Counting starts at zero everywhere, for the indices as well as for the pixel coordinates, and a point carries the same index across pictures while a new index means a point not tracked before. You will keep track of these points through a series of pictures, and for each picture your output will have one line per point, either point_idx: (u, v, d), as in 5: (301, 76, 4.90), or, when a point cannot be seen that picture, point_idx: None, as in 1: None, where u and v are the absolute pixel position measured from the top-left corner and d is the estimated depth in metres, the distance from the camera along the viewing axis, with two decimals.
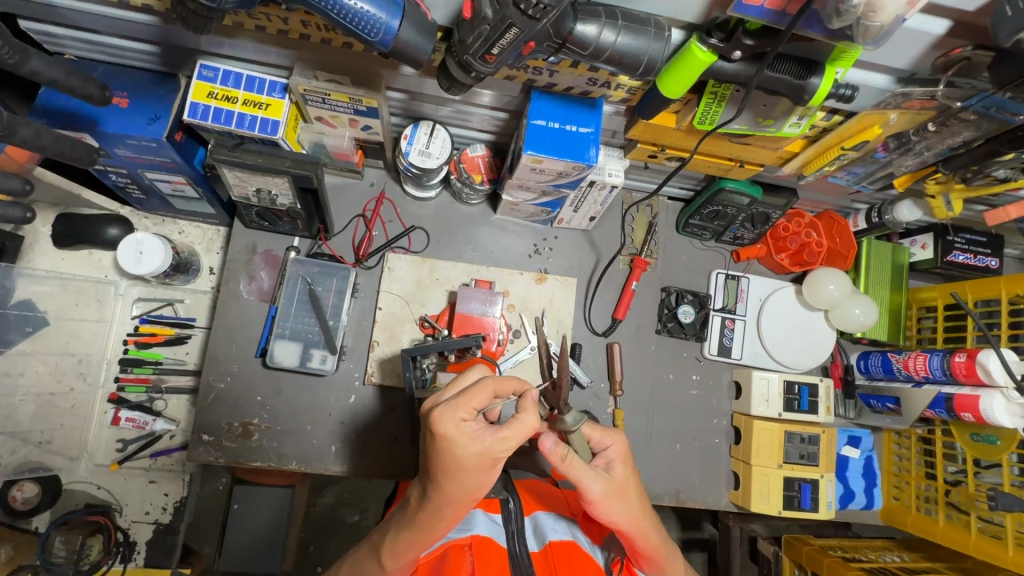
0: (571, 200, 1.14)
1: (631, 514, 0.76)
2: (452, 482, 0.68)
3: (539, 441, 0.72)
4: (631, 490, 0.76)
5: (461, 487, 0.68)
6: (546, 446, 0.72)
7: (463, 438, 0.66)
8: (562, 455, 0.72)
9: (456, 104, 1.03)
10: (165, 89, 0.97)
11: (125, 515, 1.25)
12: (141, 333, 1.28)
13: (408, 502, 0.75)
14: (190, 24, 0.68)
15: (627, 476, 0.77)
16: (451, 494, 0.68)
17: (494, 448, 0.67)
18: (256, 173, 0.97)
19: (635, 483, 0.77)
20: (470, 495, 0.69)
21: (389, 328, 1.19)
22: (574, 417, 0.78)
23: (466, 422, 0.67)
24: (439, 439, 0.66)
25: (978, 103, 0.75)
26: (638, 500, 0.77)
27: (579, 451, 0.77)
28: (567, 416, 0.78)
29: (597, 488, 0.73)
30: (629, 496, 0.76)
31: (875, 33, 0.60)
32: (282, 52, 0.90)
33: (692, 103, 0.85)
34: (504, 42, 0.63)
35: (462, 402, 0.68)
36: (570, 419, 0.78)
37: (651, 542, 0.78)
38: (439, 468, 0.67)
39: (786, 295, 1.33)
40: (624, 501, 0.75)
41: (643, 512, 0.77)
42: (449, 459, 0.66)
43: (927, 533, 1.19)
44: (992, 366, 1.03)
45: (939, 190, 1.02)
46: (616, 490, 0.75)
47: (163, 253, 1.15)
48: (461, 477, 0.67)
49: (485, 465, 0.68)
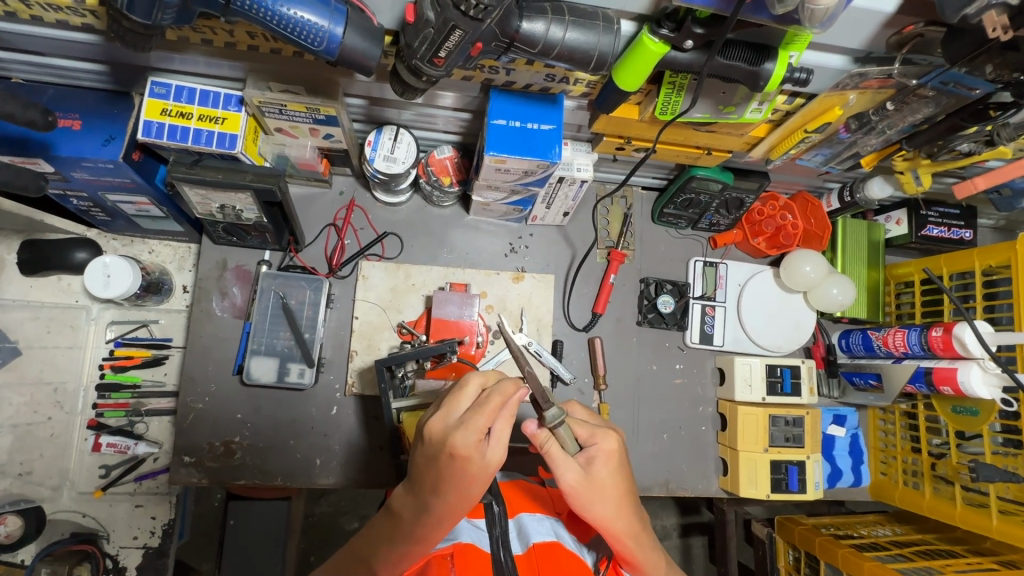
0: (542, 197, 1.13)
1: (605, 515, 0.72)
2: (459, 493, 0.68)
3: (521, 426, 0.73)
4: (609, 490, 0.72)
5: (464, 498, 0.69)
6: (530, 432, 0.73)
7: (482, 455, 0.67)
8: (543, 441, 0.72)
9: (417, 107, 1.01)
10: (118, 108, 0.94)
11: (113, 542, 1.24)
12: (117, 356, 1.25)
13: (397, 513, 0.75)
14: (130, 43, 0.65)
15: (607, 477, 0.72)
16: (453, 504, 0.69)
17: (501, 458, 0.69)
18: (217, 190, 0.95)
19: (616, 485, 0.73)
20: (471, 503, 0.70)
21: (367, 336, 1.18)
22: (556, 413, 0.72)
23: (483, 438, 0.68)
24: (461, 456, 0.66)
25: (935, 78, 0.75)
26: (616, 502, 0.73)
27: (565, 445, 0.73)
28: (549, 410, 0.73)
29: (569, 480, 0.71)
30: (607, 495, 0.72)
31: (821, 16, 0.59)
32: (234, 64, 0.88)
33: (652, 94, 0.84)
34: (450, 45, 0.62)
35: (483, 420, 0.67)
36: (550, 414, 0.72)
37: (625, 546, 0.74)
38: (448, 480, 0.68)
39: (764, 278, 1.32)
40: (599, 500, 0.72)
41: (618, 517, 0.73)
42: (461, 473, 0.67)
43: (914, 506, 1.20)
44: (967, 339, 1.03)
45: (907, 166, 1.02)
46: (592, 488, 0.71)
47: (131, 274, 1.13)
48: (469, 489, 0.68)
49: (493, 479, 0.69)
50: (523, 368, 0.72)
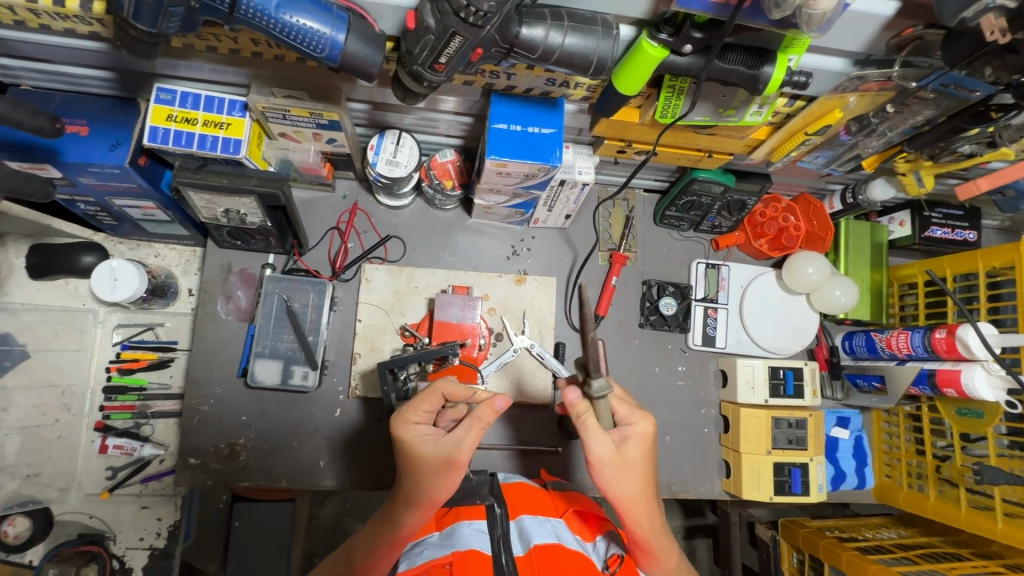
0: (544, 200, 1.13)
1: (628, 493, 0.73)
2: (414, 483, 0.72)
3: (562, 393, 0.73)
4: (636, 470, 0.73)
5: (418, 487, 0.72)
6: (570, 399, 0.72)
7: (417, 440, 0.73)
8: (581, 411, 0.72)
9: (419, 111, 1.02)
10: (125, 114, 0.96)
11: (119, 543, 1.24)
12: (124, 359, 1.26)
13: (382, 509, 0.78)
14: (136, 51, 0.66)
15: (636, 458, 0.73)
16: (411, 492, 0.72)
17: (444, 446, 0.71)
18: (222, 194, 0.97)
19: (643, 468, 0.73)
20: (429, 493, 0.71)
21: (370, 339, 1.19)
22: (601, 386, 0.66)
23: (418, 425, 0.75)
24: (399, 443, 0.74)
25: (935, 81, 0.75)
26: (642, 484, 0.74)
27: (601, 419, 0.71)
28: (594, 381, 0.66)
29: (597, 454, 0.72)
30: (633, 475, 0.73)
31: (819, 21, 0.60)
32: (239, 70, 0.89)
33: (652, 97, 0.84)
34: (450, 51, 0.63)
35: (413, 408, 0.75)
36: (597, 386, 0.66)
37: (642, 528, 0.75)
38: (404, 471, 0.74)
39: (766, 280, 1.32)
40: (625, 478, 0.73)
41: (640, 497, 0.74)
42: (409, 460, 0.72)
43: (918, 509, 1.20)
44: (972, 340, 1.03)
45: (909, 168, 1.02)
46: (620, 464, 0.72)
47: (137, 278, 1.14)
48: (419, 476, 0.71)
49: (442, 466, 0.70)
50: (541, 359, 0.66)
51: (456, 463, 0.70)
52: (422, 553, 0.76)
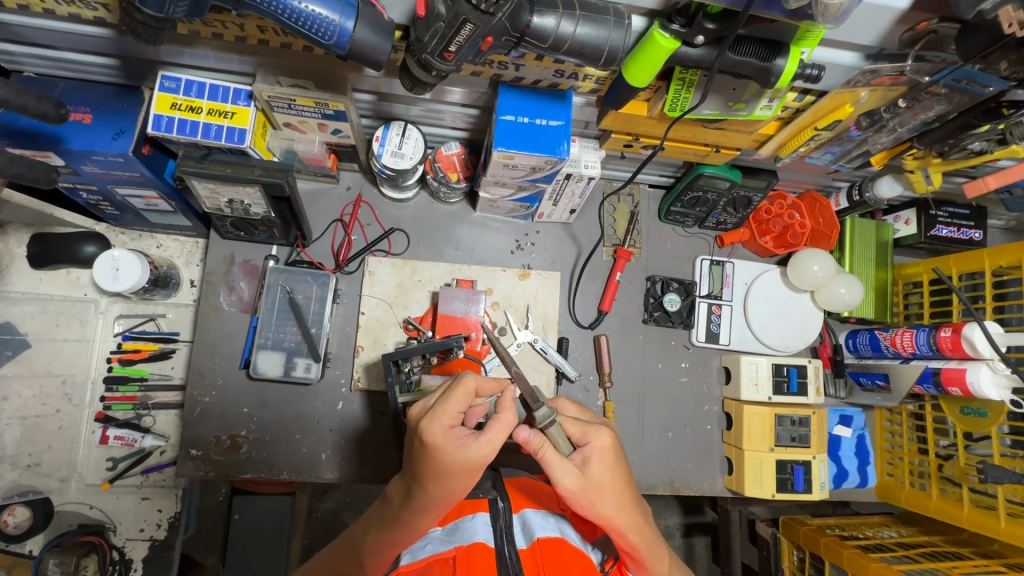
0: (549, 194, 1.13)
1: (609, 513, 0.72)
2: (443, 487, 0.70)
3: (513, 435, 0.72)
4: (609, 488, 0.72)
5: (446, 491, 0.70)
6: (522, 437, 0.71)
7: (451, 445, 0.69)
8: (537, 446, 0.71)
9: (426, 103, 1.01)
10: (128, 102, 0.95)
11: (119, 534, 1.23)
12: (125, 350, 1.25)
13: (390, 506, 0.78)
14: (142, 35, 0.65)
15: (604, 475, 0.72)
16: (436, 496, 0.71)
17: (482, 453, 0.69)
18: (226, 184, 0.96)
19: (615, 482, 0.72)
20: (453, 497, 0.71)
21: (373, 332, 1.19)
22: (545, 412, 0.74)
23: (452, 429, 0.70)
24: (429, 446, 0.69)
25: (947, 76, 0.74)
26: (617, 500, 0.72)
27: (559, 445, 0.74)
28: (538, 411, 0.74)
29: (568, 483, 0.70)
30: (607, 493, 0.71)
31: (835, 11, 0.59)
32: (244, 59, 0.88)
33: (661, 90, 0.84)
34: (461, 39, 0.62)
35: (447, 410, 0.70)
36: (541, 415, 0.74)
37: (629, 541, 0.74)
38: (430, 475, 0.70)
39: (772, 277, 1.32)
40: (602, 499, 0.71)
41: (621, 512, 0.72)
42: (439, 465, 0.69)
43: (920, 508, 1.19)
44: (977, 339, 1.03)
45: (917, 165, 1.01)
46: (591, 488, 0.71)
47: (139, 268, 1.13)
48: (449, 481, 0.69)
49: (475, 471, 0.69)
50: (512, 369, 0.73)
51: (487, 464, 0.70)
52: (424, 548, 0.76)
